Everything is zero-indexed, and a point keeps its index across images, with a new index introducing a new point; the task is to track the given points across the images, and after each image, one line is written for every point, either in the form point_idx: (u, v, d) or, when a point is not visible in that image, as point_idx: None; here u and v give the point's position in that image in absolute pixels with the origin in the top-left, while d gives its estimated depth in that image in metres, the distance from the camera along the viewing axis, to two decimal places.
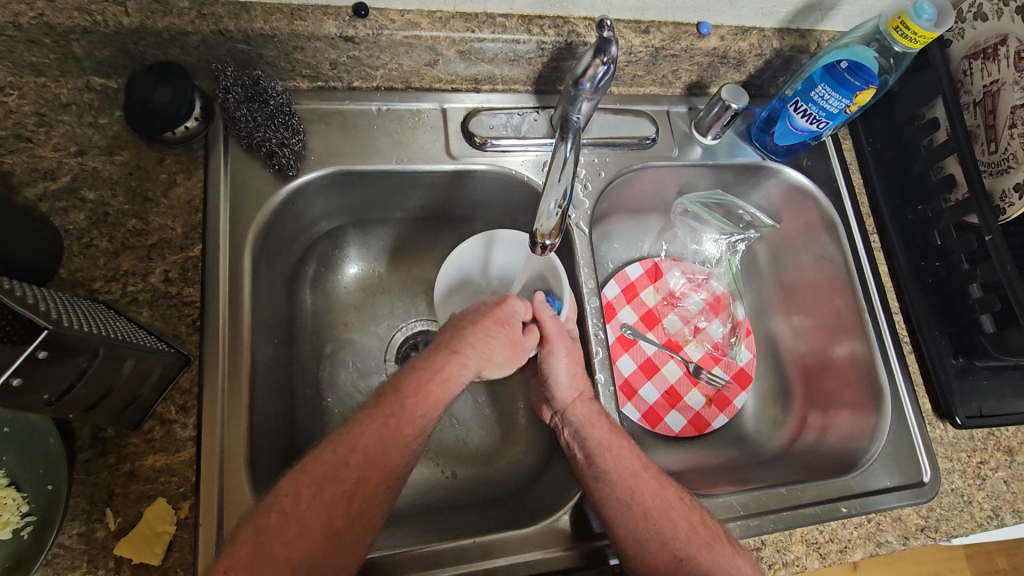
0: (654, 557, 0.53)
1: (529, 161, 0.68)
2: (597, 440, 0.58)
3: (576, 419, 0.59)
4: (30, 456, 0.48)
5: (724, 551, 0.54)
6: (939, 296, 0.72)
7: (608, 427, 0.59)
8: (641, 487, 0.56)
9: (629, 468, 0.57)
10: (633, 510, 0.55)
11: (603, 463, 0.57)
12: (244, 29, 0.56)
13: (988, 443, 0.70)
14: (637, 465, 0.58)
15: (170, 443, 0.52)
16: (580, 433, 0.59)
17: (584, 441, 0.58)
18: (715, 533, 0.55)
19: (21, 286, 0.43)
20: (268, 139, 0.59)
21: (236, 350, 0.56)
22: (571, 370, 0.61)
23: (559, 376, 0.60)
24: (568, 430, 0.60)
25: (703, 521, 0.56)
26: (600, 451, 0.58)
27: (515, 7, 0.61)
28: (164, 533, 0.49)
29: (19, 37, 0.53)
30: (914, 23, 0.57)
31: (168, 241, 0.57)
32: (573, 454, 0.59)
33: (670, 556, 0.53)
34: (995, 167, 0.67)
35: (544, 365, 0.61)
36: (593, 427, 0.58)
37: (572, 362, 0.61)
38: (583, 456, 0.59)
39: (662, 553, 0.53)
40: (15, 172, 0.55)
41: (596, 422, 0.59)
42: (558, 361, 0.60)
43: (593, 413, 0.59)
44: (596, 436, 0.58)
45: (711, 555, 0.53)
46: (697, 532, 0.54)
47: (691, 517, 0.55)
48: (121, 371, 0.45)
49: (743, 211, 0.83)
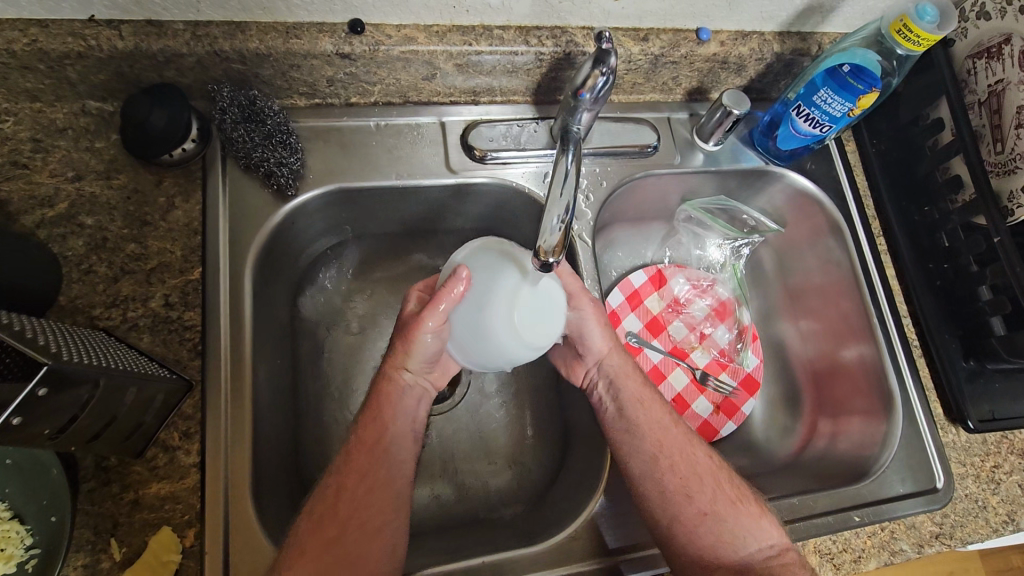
0: (680, 510, 0.56)
1: (529, 173, 0.68)
2: (634, 394, 0.60)
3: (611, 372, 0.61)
4: (34, 487, 0.48)
5: (748, 511, 0.57)
6: (948, 298, 0.71)
7: (641, 379, 0.62)
8: (670, 442, 0.59)
9: (662, 423, 0.60)
10: (660, 463, 0.58)
11: (635, 418, 0.59)
12: (240, 48, 0.55)
13: (1001, 446, 0.69)
14: (668, 419, 0.60)
15: (174, 470, 0.51)
16: (615, 385, 0.61)
17: (618, 393, 0.60)
18: (740, 494, 0.58)
19: (18, 319, 0.42)
20: (266, 159, 0.58)
21: (238, 374, 0.55)
22: (602, 326, 0.60)
23: (590, 331, 0.60)
24: (602, 382, 0.62)
25: (729, 481, 0.59)
26: (635, 405, 0.60)
27: (512, 18, 0.61)
28: (170, 562, 0.49)
29: (13, 64, 0.52)
30: (917, 25, 0.56)
31: (168, 265, 0.56)
32: (605, 407, 0.61)
33: (696, 511, 0.56)
34: (1002, 168, 0.66)
35: (572, 321, 0.60)
36: (628, 381, 0.61)
37: (600, 316, 0.60)
38: (615, 409, 0.60)
39: (687, 507, 0.56)
40: (13, 200, 0.55)
41: (630, 375, 0.61)
42: (588, 317, 0.59)
43: (627, 366, 0.62)
44: (632, 390, 0.60)
45: (737, 514, 0.56)
46: (724, 489, 0.57)
47: (718, 476, 0.58)
48: (124, 400, 0.45)
49: (748, 216, 0.81)
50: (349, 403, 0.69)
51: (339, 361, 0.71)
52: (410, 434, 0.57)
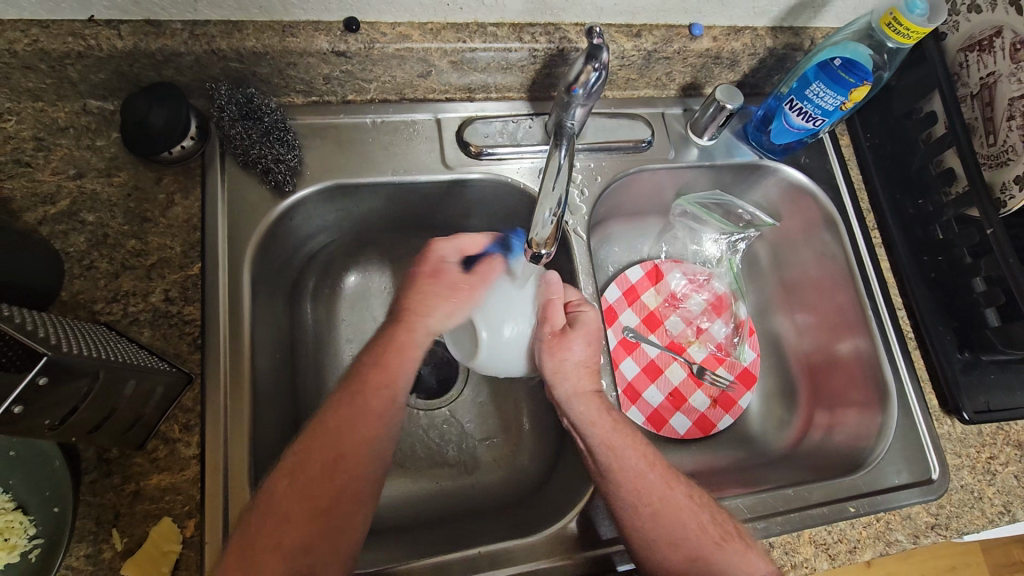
0: (665, 557, 0.53)
1: (524, 168, 0.68)
2: (597, 437, 0.57)
3: (575, 414, 0.58)
4: (37, 479, 0.48)
5: (735, 547, 0.54)
6: (943, 290, 0.71)
7: (611, 419, 0.58)
8: (647, 486, 0.55)
9: (635, 467, 0.56)
10: (641, 511, 0.54)
11: (606, 461, 0.56)
12: (237, 47, 0.56)
13: (997, 438, 0.70)
14: (642, 463, 0.56)
15: (175, 461, 0.52)
16: (578, 427, 0.58)
17: (585, 435, 0.58)
18: (726, 531, 0.55)
19: (19, 312, 0.43)
20: (263, 156, 0.59)
21: (237, 367, 0.56)
22: (563, 365, 0.60)
23: (552, 368, 0.60)
24: (569, 422, 0.59)
25: (714, 520, 0.55)
26: (600, 447, 0.57)
27: (506, 15, 0.62)
28: (171, 552, 0.49)
29: (15, 64, 0.53)
30: (906, 18, 0.57)
31: (168, 260, 0.57)
32: (578, 447, 0.59)
33: (684, 556, 0.53)
34: (995, 160, 0.66)
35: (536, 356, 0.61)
36: (593, 423, 0.57)
37: (561, 354, 0.60)
38: (583, 453, 0.58)
39: (674, 553, 0.53)
40: (15, 197, 0.56)
41: (597, 418, 0.58)
42: (546, 353, 0.60)
43: (594, 408, 0.58)
44: (596, 433, 0.57)
45: (725, 554, 0.53)
46: (708, 532, 0.54)
47: (703, 515, 0.55)
48: (124, 392, 0.46)
49: (742, 210, 0.81)
50: None
51: (338, 355, 0.72)
52: (397, 430, 0.55)
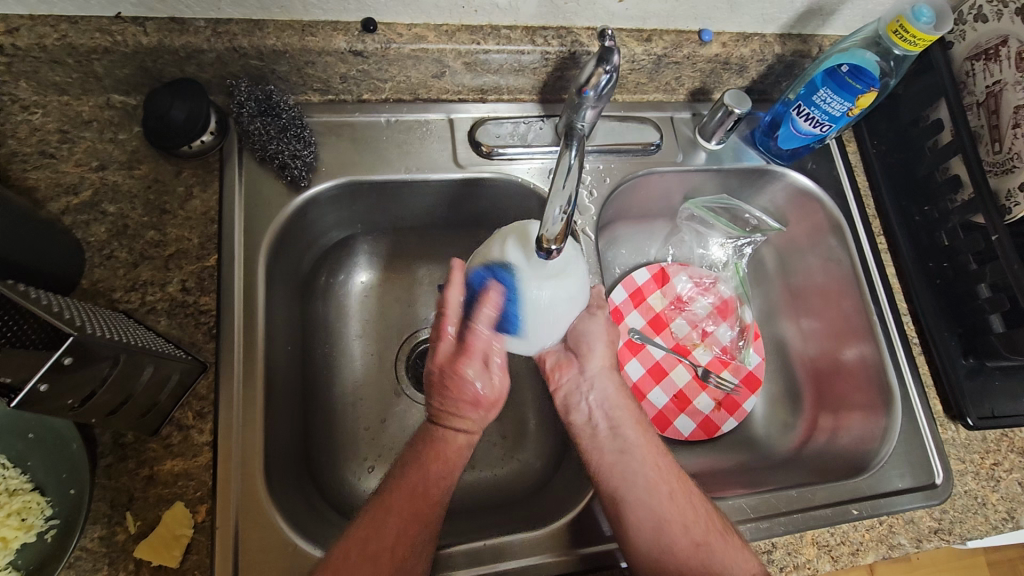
0: (673, 540, 0.54)
1: (534, 169, 0.69)
2: (629, 415, 0.61)
3: (607, 390, 0.62)
4: (54, 461, 0.50)
5: (736, 543, 0.55)
6: (947, 296, 0.72)
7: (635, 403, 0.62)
8: (666, 468, 0.58)
9: (659, 448, 0.60)
10: (660, 491, 0.56)
11: (631, 438, 0.59)
12: (258, 45, 0.58)
13: (1001, 444, 0.70)
14: (661, 448, 0.60)
15: (188, 448, 0.53)
16: (609, 403, 0.61)
17: (610, 413, 0.61)
18: (727, 525, 0.56)
19: (45, 295, 0.45)
20: (280, 151, 0.60)
21: (250, 357, 0.57)
22: (608, 343, 0.63)
23: (597, 342, 0.63)
24: (593, 395, 0.62)
25: (718, 514, 0.57)
26: (630, 426, 0.60)
27: (519, 18, 0.63)
28: (182, 536, 0.50)
29: (44, 58, 0.55)
30: (913, 26, 0.58)
31: (185, 252, 0.59)
32: (595, 426, 0.61)
33: (689, 542, 0.54)
34: (1000, 167, 0.67)
35: (582, 325, 0.62)
36: (624, 401, 0.62)
37: (610, 333, 0.64)
38: (607, 427, 0.60)
39: (681, 538, 0.54)
40: (40, 187, 0.58)
41: (627, 397, 0.62)
42: (599, 327, 0.63)
43: (624, 390, 0.63)
44: (626, 410, 0.61)
45: (728, 546, 0.54)
46: (713, 520, 0.55)
47: (708, 506, 0.57)
48: (141, 377, 0.47)
49: (749, 215, 0.82)
50: (357, 392, 0.71)
51: (347, 350, 0.72)
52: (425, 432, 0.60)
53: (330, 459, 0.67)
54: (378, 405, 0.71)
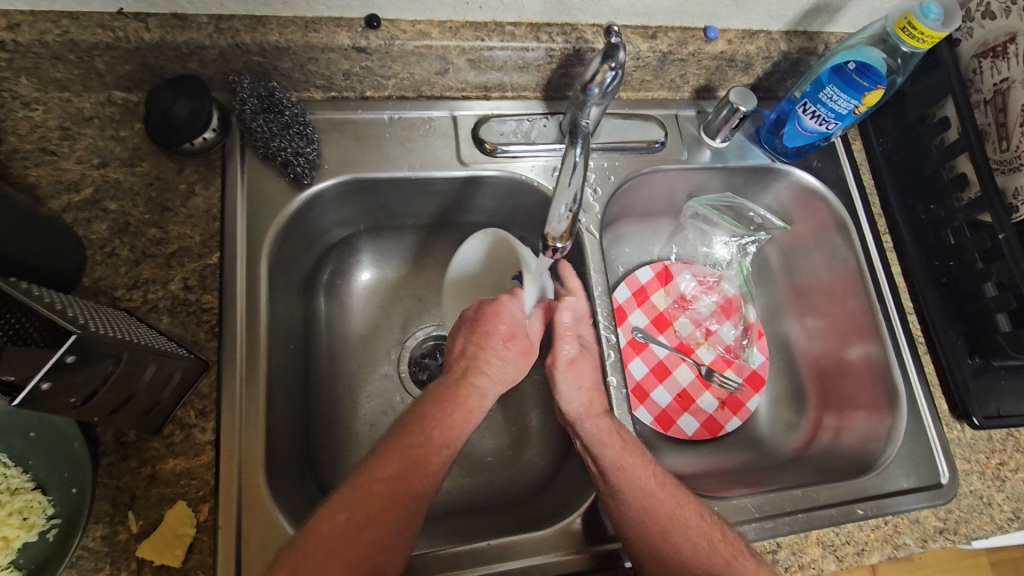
0: (672, 573, 0.53)
1: (539, 167, 0.69)
2: (609, 458, 0.57)
3: (586, 436, 0.59)
4: (56, 460, 0.49)
5: (744, 568, 0.53)
6: (953, 295, 0.71)
7: (624, 443, 0.58)
8: (655, 503, 0.56)
9: (643, 486, 0.56)
10: (650, 529, 0.54)
11: (615, 481, 0.57)
12: (260, 41, 0.57)
13: (1007, 444, 0.69)
14: (652, 483, 0.57)
15: (190, 446, 0.53)
16: (590, 450, 0.59)
17: (597, 457, 0.58)
18: (735, 551, 0.54)
19: (46, 293, 0.44)
20: (283, 148, 0.60)
21: (254, 355, 0.57)
22: (575, 385, 0.61)
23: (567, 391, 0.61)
24: (581, 445, 0.60)
25: (724, 539, 0.55)
26: (612, 470, 0.57)
27: (524, 15, 0.62)
28: (185, 535, 0.50)
29: (45, 54, 0.55)
30: (921, 23, 0.57)
31: (187, 249, 0.58)
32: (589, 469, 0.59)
33: (688, 574, 0.53)
34: (1007, 166, 0.66)
35: (550, 377, 0.62)
36: (602, 445, 0.58)
37: (577, 376, 0.62)
38: (596, 473, 0.58)
39: (680, 571, 0.53)
40: (41, 184, 0.57)
41: (607, 440, 0.58)
42: (562, 376, 0.61)
43: (603, 432, 0.59)
44: (606, 455, 0.58)
45: (733, 574, 0.53)
46: (717, 551, 0.54)
47: (712, 535, 0.55)
48: (144, 375, 0.47)
49: (754, 214, 0.82)
50: (359, 391, 0.71)
51: (350, 348, 0.72)
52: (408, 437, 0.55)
53: (333, 457, 0.66)
54: (381, 404, 0.71)
